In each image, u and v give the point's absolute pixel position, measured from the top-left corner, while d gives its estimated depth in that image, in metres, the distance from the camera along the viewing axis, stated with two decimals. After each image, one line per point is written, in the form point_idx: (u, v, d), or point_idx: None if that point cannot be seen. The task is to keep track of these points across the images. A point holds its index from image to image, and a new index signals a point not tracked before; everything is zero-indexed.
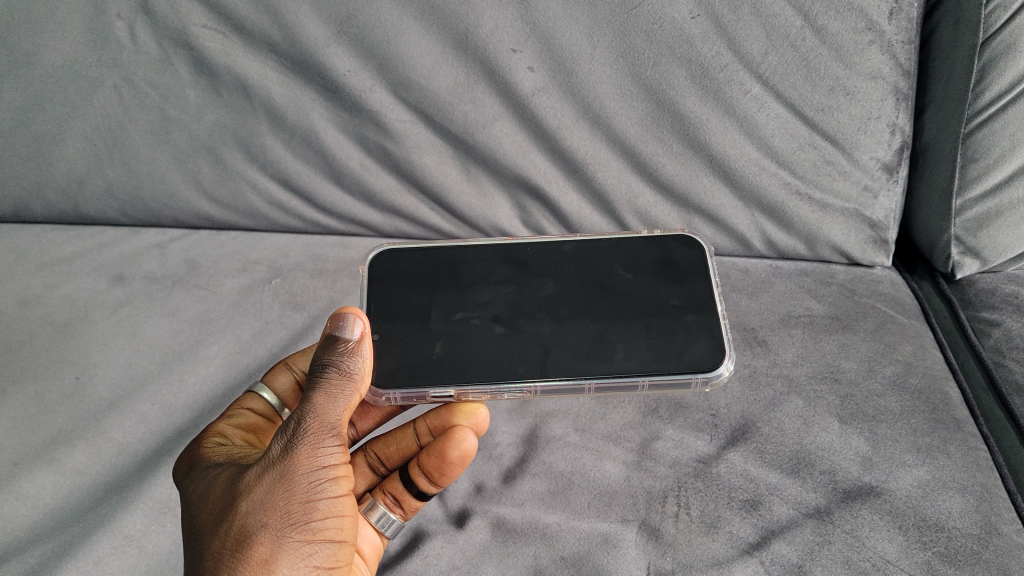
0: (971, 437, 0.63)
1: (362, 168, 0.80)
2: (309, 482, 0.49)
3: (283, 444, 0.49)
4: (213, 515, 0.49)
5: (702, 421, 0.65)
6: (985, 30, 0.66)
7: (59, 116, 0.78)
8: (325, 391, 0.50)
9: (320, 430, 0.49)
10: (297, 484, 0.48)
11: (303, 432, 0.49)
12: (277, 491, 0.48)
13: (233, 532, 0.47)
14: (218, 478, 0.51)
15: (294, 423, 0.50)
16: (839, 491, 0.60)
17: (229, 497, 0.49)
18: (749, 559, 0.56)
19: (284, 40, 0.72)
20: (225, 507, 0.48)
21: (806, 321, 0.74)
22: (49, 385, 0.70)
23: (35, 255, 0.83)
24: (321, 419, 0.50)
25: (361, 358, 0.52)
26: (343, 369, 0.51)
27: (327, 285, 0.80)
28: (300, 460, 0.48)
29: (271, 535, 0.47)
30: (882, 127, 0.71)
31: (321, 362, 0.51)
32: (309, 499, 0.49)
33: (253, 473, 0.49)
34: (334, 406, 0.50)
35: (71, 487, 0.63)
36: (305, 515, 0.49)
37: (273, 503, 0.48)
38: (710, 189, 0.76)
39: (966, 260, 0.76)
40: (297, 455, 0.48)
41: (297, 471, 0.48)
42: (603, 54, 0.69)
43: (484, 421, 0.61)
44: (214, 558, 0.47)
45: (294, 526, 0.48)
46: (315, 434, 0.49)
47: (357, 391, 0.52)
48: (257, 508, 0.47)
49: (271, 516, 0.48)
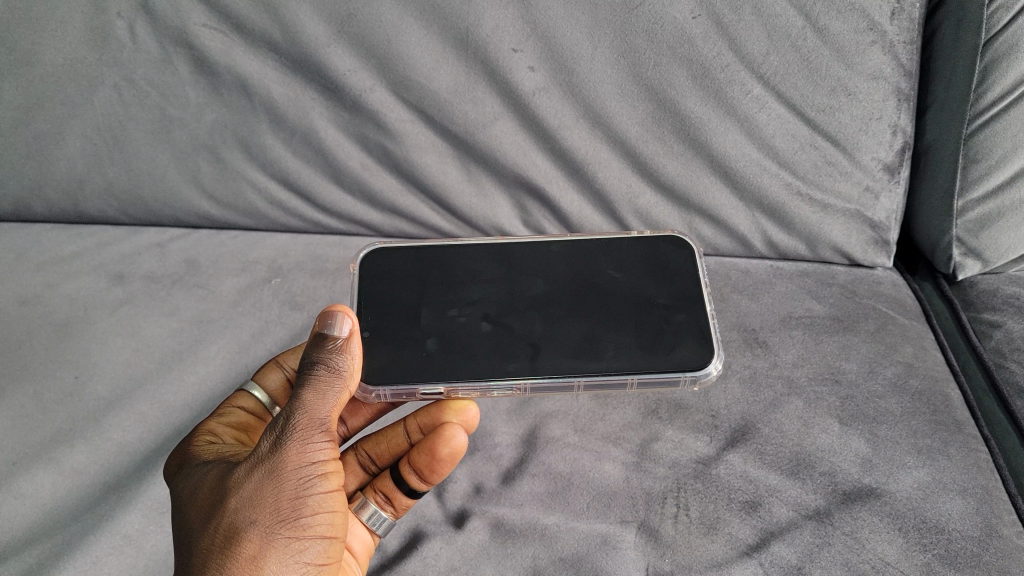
0: (972, 439, 0.63)
1: (362, 167, 0.80)
2: (299, 478, 0.49)
3: (272, 440, 0.49)
4: (203, 512, 0.49)
5: (702, 422, 0.65)
6: (986, 31, 0.66)
7: (60, 115, 0.78)
8: (315, 388, 0.50)
9: (307, 428, 0.50)
10: (286, 480, 0.48)
11: (292, 429, 0.49)
12: (266, 488, 0.48)
13: (222, 529, 0.47)
14: (208, 475, 0.51)
15: (282, 420, 0.50)
16: (840, 493, 0.60)
17: (219, 494, 0.49)
18: (748, 560, 0.56)
19: (284, 39, 0.71)
20: (214, 504, 0.48)
21: (806, 322, 0.74)
22: (48, 385, 0.70)
23: (35, 255, 0.83)
24: (310, 416, 0.50)
25: (350, 355, 0.52)
26: (332, 366, 0.51)
27: (327, 285, 0.80)
28: (290, 457, 0.49)
29: (260, 532, 0.47)
30: (883, 127, 0.71)
31: (309, 359, 0.51)
32: (298, 495, 0.49)
33: (242, 470, 0.49)
34: (323, 403, 0.51)
35: (70, 486, 0.63)
36: (294, 511, 0.48)
37: (262, 499, 0.48)
38: (712, 190, 0.76)
39: (968, 261, 0.76)
40: (287, 451, 0.49)
41: (286, 468, 0.48)
42: (603, 54, 0.69)
43: (473, 418, 0.61)
44: (203, 555, 0.47)
45: (282, 523, 0.48)
46: (305, 430, 0.49)
47: (346, 388, 0.52)
48: (246, 504, 0.47)
49: (260, 513, 0.47)
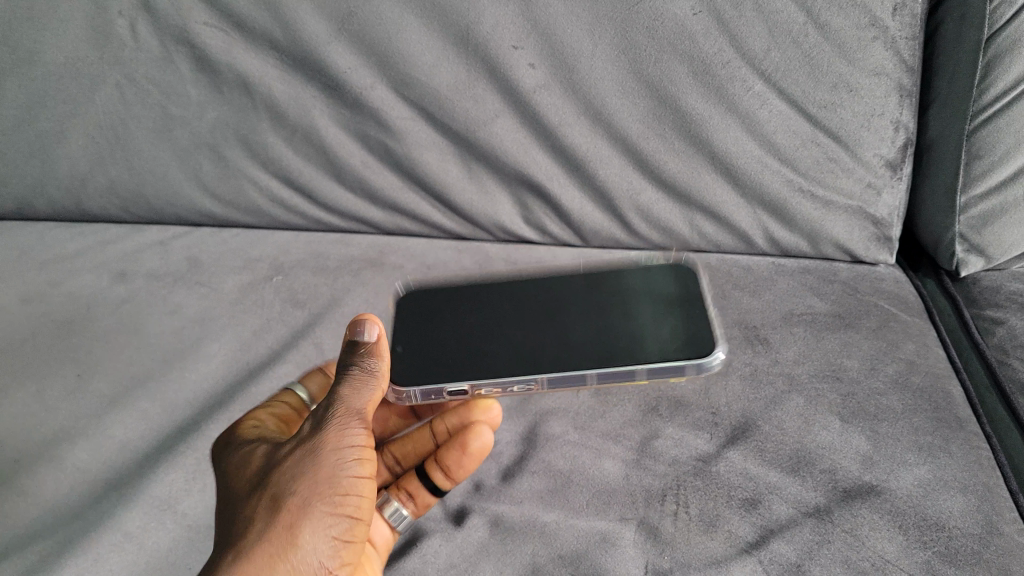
0: (973, 437, 0.63)
1: (363, 165, 0.80)
2: (337, 458, 0.50)
3: (313, 425, 0.52)
4: (248, 485, 0.51)
5: (703, 420, 0.65)
6: (989, 26, 0.65)
7: (62, 114, 0.78)
8: (352, 382, 0.53)
9: (347, 418, 0.52)
10: (325, 458, 0.50)
11: (331, 415, 0.52)
12: (306, 464, 0.49)
13: (264, 498, 0.48)
14: (254, 454, 0.53)
15: (323, 409, 0.52)
16: (839, 491, 0.59)
17: (266, 469, 0.51)
18: (748, 558, 0.55)
19: (284, 37, 0.72)
20: (259, 477, 0.50)
21: (808, 319, 0.73)
22: (51, 382, 0.71)
23: (39, 252, 0.84)
24: (348, 404, 0.52)
25: (382, 358, 0.54)
26: (368, 366, 0.54)
27: (328, 282, 0.80)
28: (329, 438, 0.51)
29: (298, 502, 0.48)
30: (885, 124, 0.71)
31: (348, 359, 0.54)
32: (334, 473, 0.50)
33: (286, 448, 0.51)
34: (359, 396, 0.53)
35: (71, 484, 0.63)
36: (331, 487, 0.49)
37: (303, 472, 0.49)
38: (713, 186, 0.76)
39: (971, 258, 0.76)
40: (326, 434, 0.51)
41: (325, 447, 0.50)
42: (604, 50, 0.69)
43: (496, 418, 0.64)
44: (244, 522, 0.48)
45: (319, 496, 0.49)
46: (344, 416, 0.52)
47: (381, 386, 0.54)
48: (288, 477, 0.49)
49: (299, 484, 0.48)
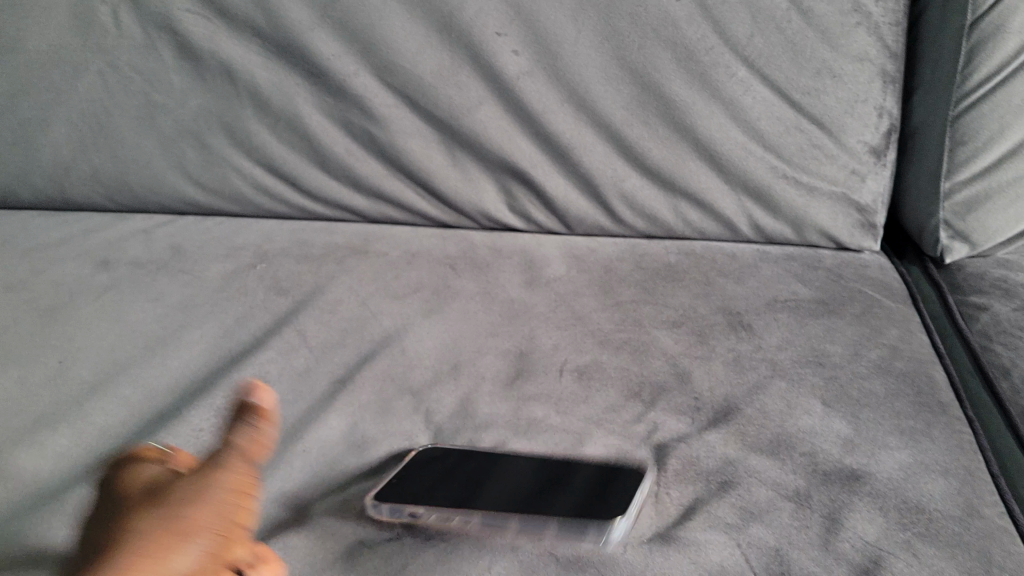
0: (956, 421, 0.62)
1: (346, 152, 0.79)
2: (213, 504, 0.46)
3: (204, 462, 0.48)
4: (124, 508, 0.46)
5: (685, 404, 0.65)
6: (972, 12, 0.67)
7: (44, 102, 0.79)
8: (245, 431, 0.49)
9: (238, 461, 0.48)
10: (201, 502, 0.46)
11: (223, 455, 0.48)
12: (180, 505, 0.45)
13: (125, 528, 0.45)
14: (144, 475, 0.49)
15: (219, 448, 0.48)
16: (819, 473, 0.58)
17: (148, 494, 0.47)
18: (726, 541, 0.53)
19: (268, 23, 0.72)
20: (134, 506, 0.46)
21: (792, 305, 0.74)
22: (32, 368, 0.69)
23: (22, 241, 0.84)
24: (240, 450, 0.48)
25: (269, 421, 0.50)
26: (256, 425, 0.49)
27: (311, 270, 0.80)
28: (212, 479, 0.47)
29: (151, 546, 0.43)
30: (869, 109, 0.71)
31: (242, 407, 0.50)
32: (201, 522, 0.45)
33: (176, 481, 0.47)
34: (248, 445, 0.49)
35: (52, 468, 0.60)
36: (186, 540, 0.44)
37: (172, 511, 0.45)
38: (698, 173, 0.76)
39: (955, 244, 0.75)
40: (211, 474, 0.47)
41: (205, 488, 0.46)
42: (587, 37, 0.69)
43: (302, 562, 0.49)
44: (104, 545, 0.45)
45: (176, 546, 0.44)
46: (234, 460, 0.48)
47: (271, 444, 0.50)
48: (159, 513, 0.45)
49: (161, 527, 0.44)
